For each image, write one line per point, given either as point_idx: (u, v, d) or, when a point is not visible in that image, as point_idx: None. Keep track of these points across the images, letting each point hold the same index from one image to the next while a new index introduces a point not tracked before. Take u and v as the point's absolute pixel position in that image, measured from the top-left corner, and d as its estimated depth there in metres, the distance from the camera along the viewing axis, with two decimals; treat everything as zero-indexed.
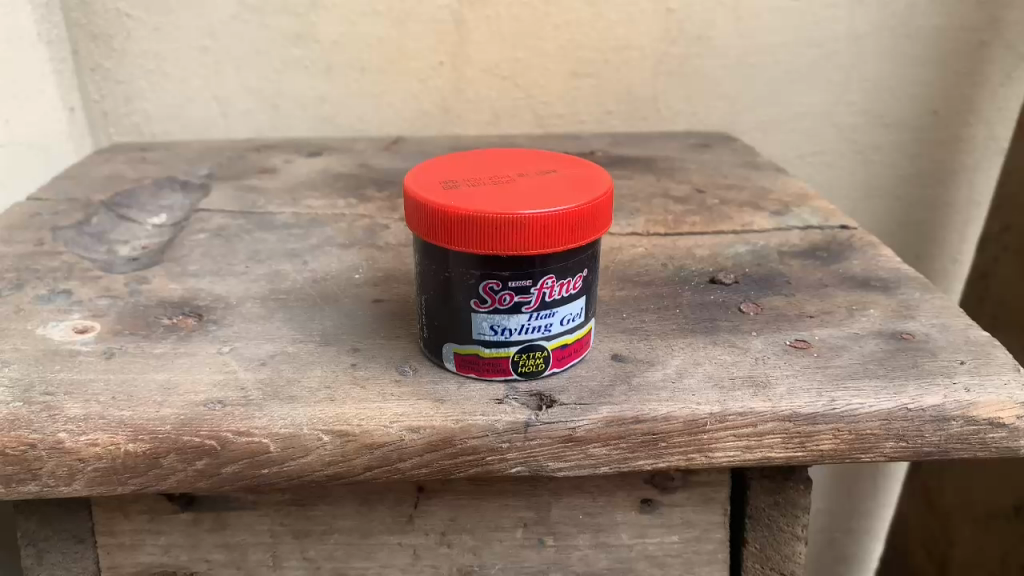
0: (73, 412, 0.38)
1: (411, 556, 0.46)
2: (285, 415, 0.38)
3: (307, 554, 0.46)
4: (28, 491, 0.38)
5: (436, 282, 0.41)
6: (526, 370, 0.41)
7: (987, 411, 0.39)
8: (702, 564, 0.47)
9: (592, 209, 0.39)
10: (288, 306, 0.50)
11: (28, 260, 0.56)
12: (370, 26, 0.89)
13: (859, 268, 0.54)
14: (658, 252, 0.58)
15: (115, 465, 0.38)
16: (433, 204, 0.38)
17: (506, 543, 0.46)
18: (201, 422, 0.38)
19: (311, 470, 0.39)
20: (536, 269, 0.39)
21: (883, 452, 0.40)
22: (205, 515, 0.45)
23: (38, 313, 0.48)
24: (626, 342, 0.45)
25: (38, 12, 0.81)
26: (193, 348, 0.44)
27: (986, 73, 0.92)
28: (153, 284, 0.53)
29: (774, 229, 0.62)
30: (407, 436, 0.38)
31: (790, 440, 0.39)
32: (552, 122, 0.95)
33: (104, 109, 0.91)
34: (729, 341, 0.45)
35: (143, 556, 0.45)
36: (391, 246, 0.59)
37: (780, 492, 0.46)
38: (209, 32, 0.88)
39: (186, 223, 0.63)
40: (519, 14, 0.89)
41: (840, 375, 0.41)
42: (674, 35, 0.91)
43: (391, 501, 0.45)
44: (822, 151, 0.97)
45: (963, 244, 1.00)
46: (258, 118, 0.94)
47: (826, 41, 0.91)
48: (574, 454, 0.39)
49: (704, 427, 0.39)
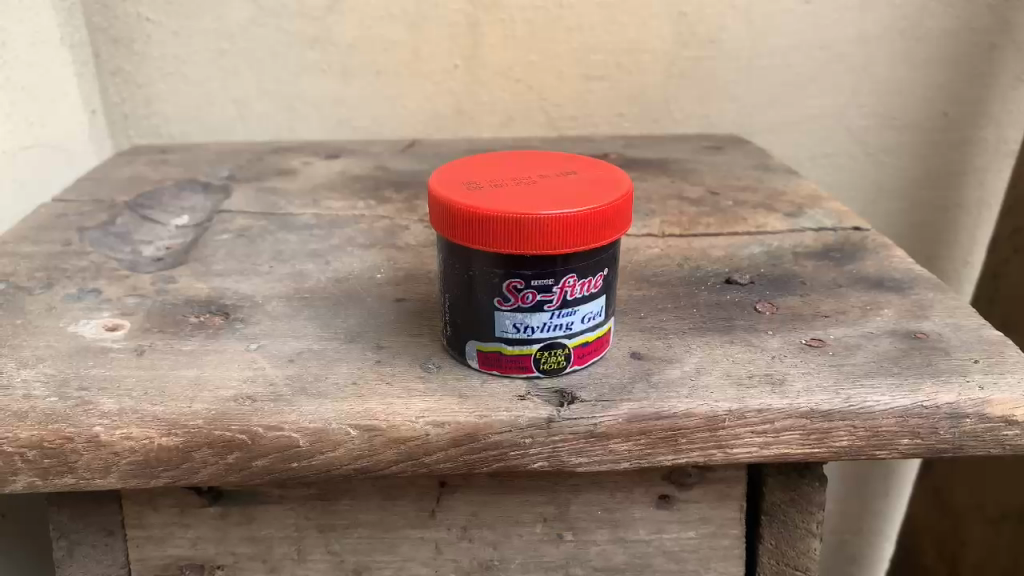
0: (107, 407, 0.39)
1: (433, 550, 0.47)
2: (313, 411, 0.39)
3: (331, 548, 0.47)
4: (64, 483, 0.39)
5: (459, 280, 0.42)
6: (547, 367, 0.42)
7: (1002, 409, 0.40)
8: (718, 559, 0.48)
9: (613, 209, 0.40)
10: (312, 305, 0.51)
11: (56, 259, 0.57)
12: (386, 29, 0.90)
13: (873, 269, 0.55)
14: (673, 253, 0.59)
15: (149, 458, 0.39)
16: (457, 205, 0.39)
17: (526, 538, 0.47)
18: (232, 417, 0.39)
19: (338, 464, 0.39)
20: (557, 268, 0.40)
21: (898, 449, 0.41)
22: (232, 509, 0.46)
23: (69, 312, 0.49)
24: (645, 341, 0.46)
25: (61, 16, 0.83)
26: (221, 345, 0.46)
27: (997, 75, 0.93)
28: (180, 283, 0.54)
29: (788, 230, 0.62)
30: (433, 430, 0.39)
31: (808, 436, 0.40)
32: (564, 125, 0.96)
33: (124, 112, 0.93)
34: (746, 340, 0.46)
35: (171, 548, 0.46)
36: (411, 246, 0.60)
37: (795, 489, 0.46)
38: (228, 35, 0.90)
39: (208, 223, 0.64)
40: (532, 18, 0.90)
41: (856, 373, 0.42)
42: (686, 39, 0.92)
43: (413, 496, 0.46)
44: (834, 154, 0.98)
45: (974, 245, 1.00)
46: (274, 120, 0.95)
47: (838, 43, 0.92)
48: (596, 450, 0.40)
49: (723, 424, 0.40)
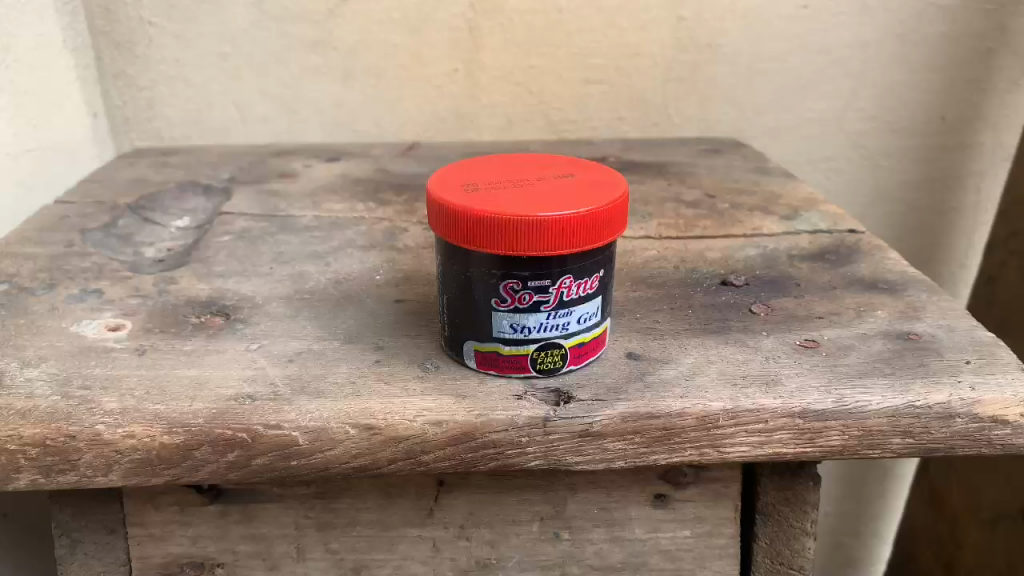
0: (110, 406, 0.40)
1: (431, 548, 0.48)
2: (313, 410, 0.40)
3: (330, 546, 0.47)
4: (66, 481, 0.40)
5: (457, 281, 0.42)
6: (544, 367, 0.42)
7: (992, 409, 0.40)
8: (714, 558, 0.49)
9: (609, 210, 0.41)
10: (312, 305, 0.51)
11: (59, 260, 0.58)
12: (387, 33, 0.91)
13: (868, 271, 0.55)
14: (670, 255, 0.59)
15: (151, 456, 0.39)
16: (454, 206, 0.40)
17: (523, 537, 0.48)
18: (232, 417, 0.39)
19: (337, 462, 0.40)
20: (554, 270, 0.40)
21: (890, 449, 0.41)
22: (232, 508, 0.46)
23: (71, 312, 0.50)
24: (641, 342, 0.47)
25: (63, 20, 0.84)
26: (221, 345, 0.46)
27: (994, 80, 0.93)
28: (180, 284, 0.54)
29: (784, 233, 0.63)
30: (430, 429, 0.40)
31: (800, 435, 0.41)
32: (564, 128, 0.97)
33: (125, 114, 0.94)
34: (741, 341, 0.46)
35: (172, 547, 0.47)
36: (410, 248, 0.61)
37: (789, 489, 0.47)
38: (229, 39, 0.90)
39: (209, 225, 0.65)
40: (532, 22, 0.91)
41: (849, 374, 0.43)
42: (684, 43, 0.92)
43: (411, 495, 0.46)
44: (831, 157, 0.98)
45: (971, 248, 1.00)
46: (275, 122, 0.95)
47: (836, 48, 0.93)
48: (592, 449, 0.40)
49: (717, 423, 0.40)
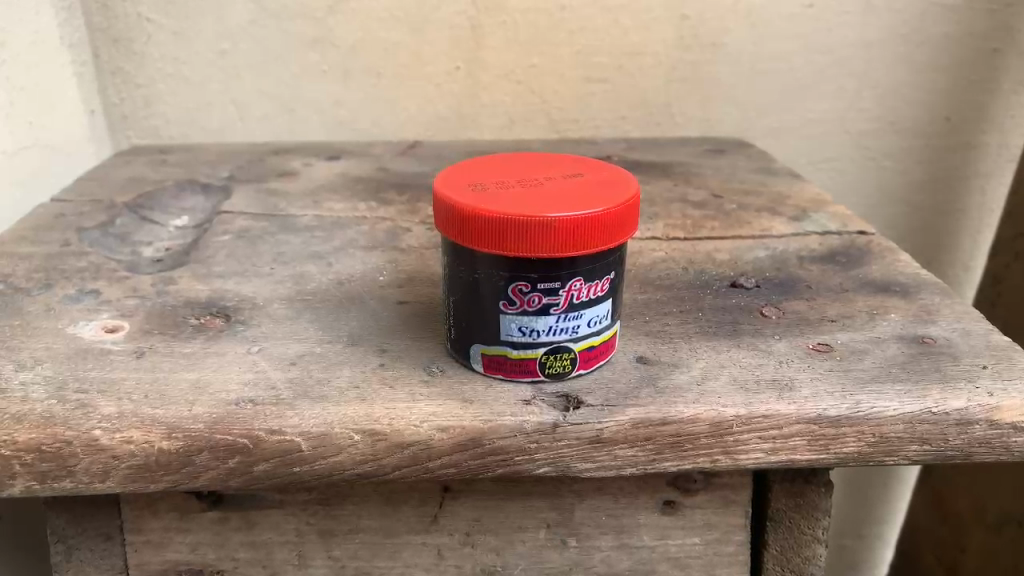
0: (107, 411, 0.39)
1: (435, 555, 0.47)
2: (316, 415, 0.39)
3: (332, 553, 0.46)
4: (62, 487, 0.39)
5: (464, 283, 0.41)
6: (553, 371, 0.41)
7: (1010, 414, 0.39)
8: (723, 566, 0.48)
9: (620, 211, 0.40)
10: (314, 307, 0.50)
11: (54, 259, 0.56)
12: (387, 30, 0.90)
13: (880, 273, 0.55)
14: (678, 256, 0.58)
15: (149, 462, 0.38)
16: (460, 206, 0.39)
17: (529, 544, 0.47)
18: (233, 421, 0.38)
19: (340, 469, 0.39)
20: (564, 271, 0.39)
21: (907, 455, 0.40)
22: (231, 514, 0.45)
23: (67, 313, 0.49)
24: (650, 345, 0.46)
25: (60, 16, 0.82)
26: (222, 347, 0.45)
27: (998, 81, 0.92)
28: (179, 284, 0.53)
29: (792, 234, 0.62)
30: (436, 435, 0.39)
31: (815, 442, 0.40)
32: (566, 128, 0.96)
33: (123, 112, 0.92)
34: (753, 344, 0.46)
35: (171, 553, 0.46)
36: (413, 248, 0.60)
37: (801, 495, 0.46)
38: (227, 35, 0.89)
39: (209, 224, 0.64)
40: (534, 21, 0.90)
41: (864, 378, 0.42)
42: (687, 42, 0.91)
43: (414, 502, 0.45)
44: (834, 158, 0.97)
45: (975, 250, 1.00)
46: (274, 121, 0.94)
47: (840, 47, 0.92)
48: (602, 455, 0.40)
49: (730, 429, 0.39)
